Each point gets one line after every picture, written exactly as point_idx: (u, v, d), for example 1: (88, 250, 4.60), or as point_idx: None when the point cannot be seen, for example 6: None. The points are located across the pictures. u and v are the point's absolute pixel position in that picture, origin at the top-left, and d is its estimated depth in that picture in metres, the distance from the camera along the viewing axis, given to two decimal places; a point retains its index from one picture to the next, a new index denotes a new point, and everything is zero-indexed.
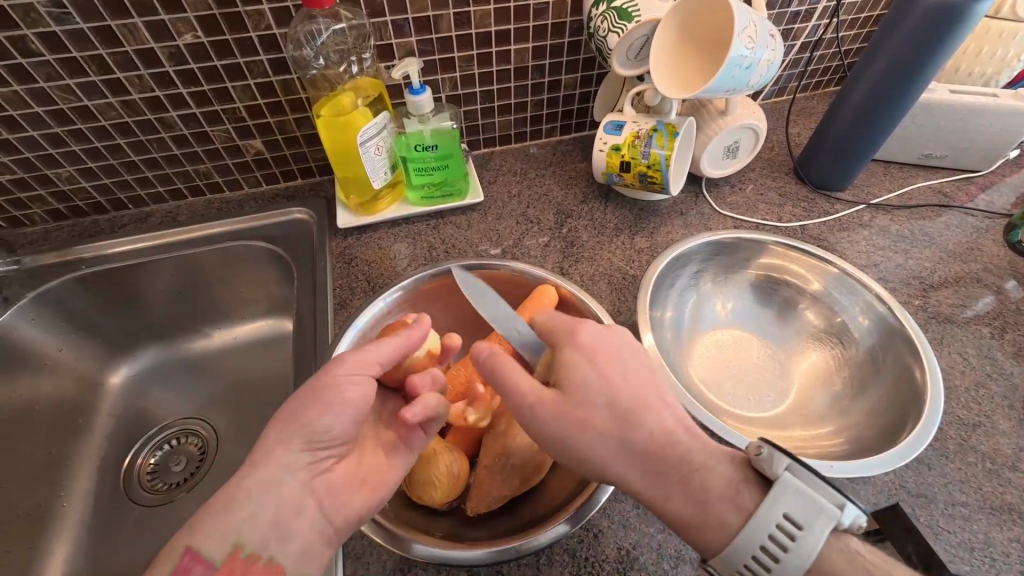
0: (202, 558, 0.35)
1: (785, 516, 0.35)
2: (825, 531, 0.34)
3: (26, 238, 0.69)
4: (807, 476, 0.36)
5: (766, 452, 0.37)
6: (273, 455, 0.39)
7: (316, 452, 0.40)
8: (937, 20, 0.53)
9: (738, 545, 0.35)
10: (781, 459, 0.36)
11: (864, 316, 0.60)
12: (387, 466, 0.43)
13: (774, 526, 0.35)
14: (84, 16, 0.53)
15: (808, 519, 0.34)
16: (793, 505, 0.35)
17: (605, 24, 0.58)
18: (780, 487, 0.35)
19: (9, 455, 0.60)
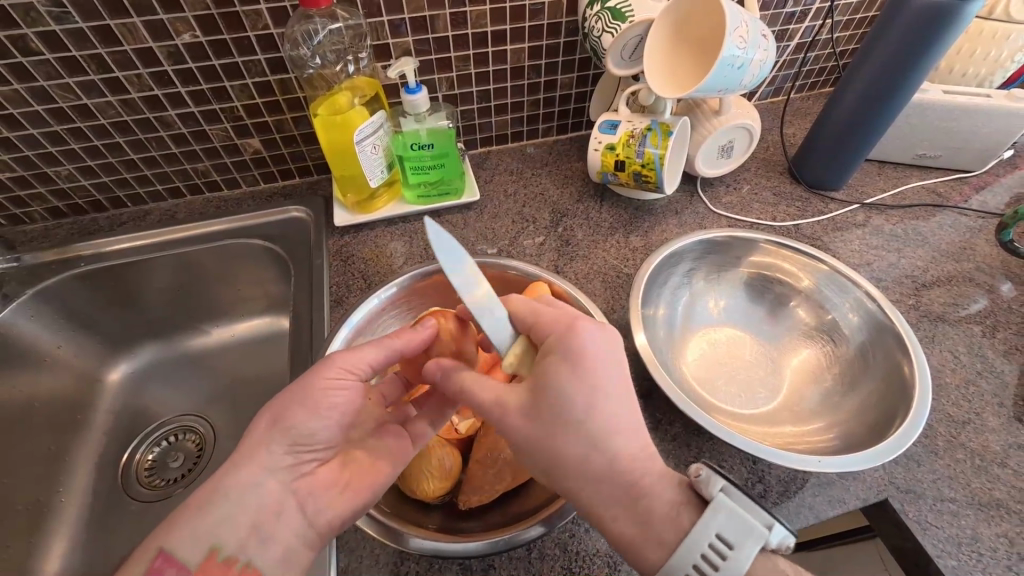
0: (176, 560, 0.35)
1: (717, 536, 0.35)
2: (755, 550, 0.35)
3: (27, 236, 0.70)
4: (741, 498, 0.36)
5: (704, 473, 0.38)
6: (257, 455, 0.40)
7: (299, 455, 0.41)
8: (929, 20, 0.54)
9: (672, 563, 0.36)
10: (717, 482, 0.37)
11: (855, 314, 0.60)
12: (375, 470, 0.44)
13: (707, 544, 0.35)
14: (84, 16, 0.53)
15: (738, 537, 0.35)
16: (726, 524, 0.35)
17: (600, 24, 0.59)
18: (714, 507, 0.36)
19: (8, 451, 0.60)
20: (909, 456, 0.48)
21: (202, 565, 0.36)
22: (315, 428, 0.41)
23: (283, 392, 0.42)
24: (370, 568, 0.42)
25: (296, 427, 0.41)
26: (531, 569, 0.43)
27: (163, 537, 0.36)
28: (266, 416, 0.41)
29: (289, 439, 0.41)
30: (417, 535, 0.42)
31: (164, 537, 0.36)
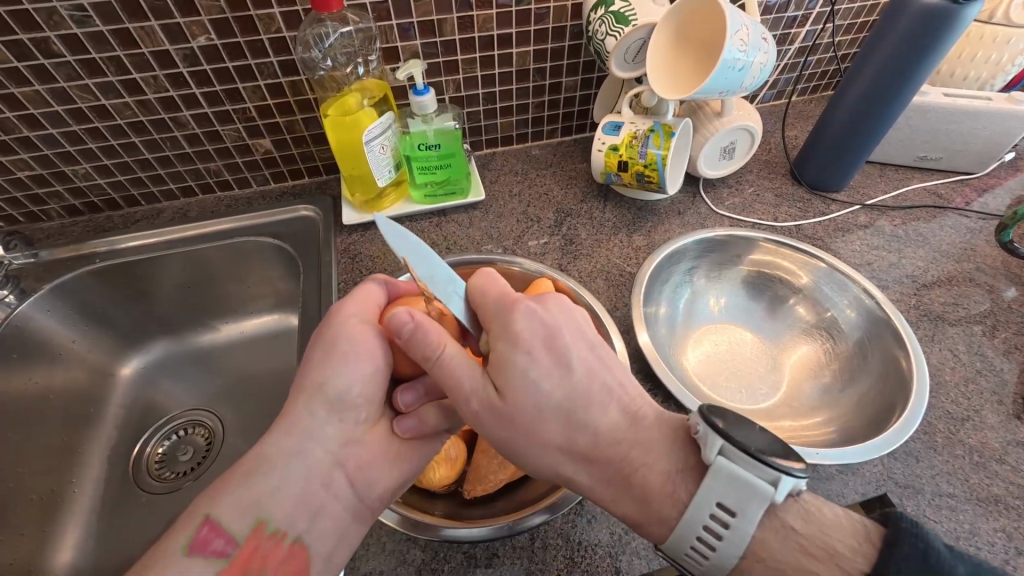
0: (222, 530, 0.38)
1: (717, 505, 0.35)
2: (759, 512, 0.34)
3: (44, 233, 0.72)
4: (741, 459, 0.34)
5: (702, 429, 0.36)
6: (299, 426, 0.41)
7: (341, 424, 0.42)
8: (928, 24, 0.54)
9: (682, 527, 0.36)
10: (715, 442, 0.35)
11: (852, 310, 0.61)
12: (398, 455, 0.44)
13: (710, 514, 0.35)
14: (104, 19, 0.55)
15: (740, 502, 0.34)
16: (725, 491, 0.34)
17: (603, 27, 0.60)
18: (712, 473, 0.35)
19: (25, 441, 0.62)
20: (907, 451, 0.49)
21: (249, 538, 0.38)
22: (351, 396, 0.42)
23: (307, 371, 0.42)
24: (377, 554, 0.44)
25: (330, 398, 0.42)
26: (534, 558, 0.43)
27: (210, 504, 0.39)
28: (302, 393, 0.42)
29: (326, 406, 0.42)
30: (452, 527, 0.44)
31: (210, 505, 0.39)
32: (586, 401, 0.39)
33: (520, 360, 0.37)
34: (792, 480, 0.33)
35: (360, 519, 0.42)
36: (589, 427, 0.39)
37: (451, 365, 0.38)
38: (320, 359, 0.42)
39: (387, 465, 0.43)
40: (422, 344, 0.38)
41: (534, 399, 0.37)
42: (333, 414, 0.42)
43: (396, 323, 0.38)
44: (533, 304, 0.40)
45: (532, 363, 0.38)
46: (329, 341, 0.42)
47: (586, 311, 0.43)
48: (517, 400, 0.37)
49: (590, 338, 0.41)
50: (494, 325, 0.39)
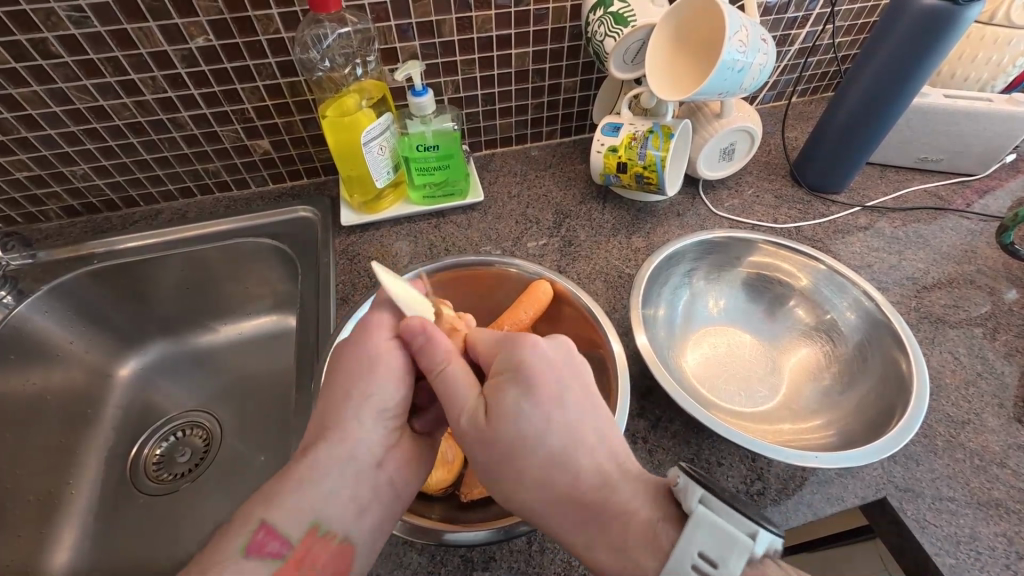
0: (279, 534, 0.38)
1: (699, 555, 0.33)
2: (741, 566, 0.32)
3: (42, 234, 0.72)
4: (721, 508, 0.33)
5: (682, 480, 0.36)
6: (347, 433, 0.41)
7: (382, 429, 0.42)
8: (929, 24, 0.54)
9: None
10: (696, 491, 0.35)
11: (851, 312, 0.61)
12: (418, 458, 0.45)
13: (692, 563, 0.33)
14: (102, 19, 0.55)
15: (721, 554, 0.32)
16: (707, 541, 0.33)
17: (602, 28, 0.60)
18: (692, 521, 0.34)
19: (23, 443, 0.62)
20: (907, 455, 0.49)
21: (303, 540, 0.38)
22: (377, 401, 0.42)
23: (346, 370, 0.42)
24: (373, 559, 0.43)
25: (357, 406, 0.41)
26: (531, 561, 0.43)
27: (264, 508, 0.39)
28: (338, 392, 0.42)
29: (372, 414, 0.42)
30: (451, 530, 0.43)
31: (266, 509, 0.39)
32: (574, 443, 0.38)
33: (513, 394, 0.38)
34: (769, 534, 0.33)
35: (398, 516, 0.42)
36: (569, 467, 0.38)
37: (450, 382, 0.40)
38: (362, 371, 0.42)
39: (424, 463, 0.44)
40: (432, 354, 0.41)
41: (518, 436, 0.37)
42: (380, 422, 0.42)
43: (409, 331, 0.42)
44: (543, 343, 0.40)
45: (528, 399, 0.38)
46: (370, 357, 0.42)
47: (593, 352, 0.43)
48: (504, 437, 0.38)
49: (589, 387, 0.40)
50: (499, 363, 0.40)
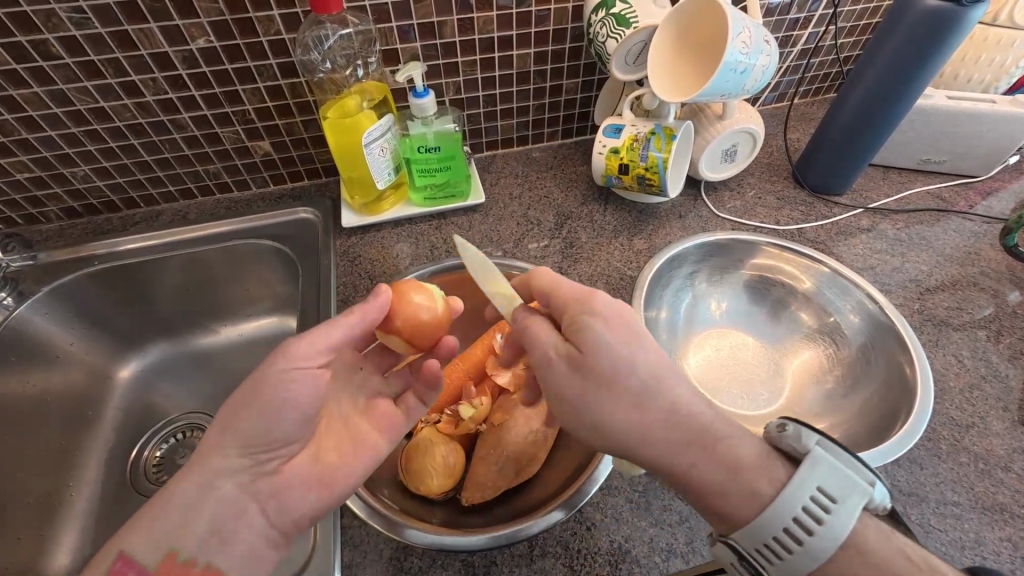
0: (133, 562, 0.35)
1: (818, 491, 0.34)
2: (858, 507, 0.33)
3: (42, 235, 0.71)
4: (838, 453, 0.35)
5: (791, 425, 0.36)
6: (209, 462, 0.39)
7: (255, 457, 0.40)
8: (933, 26, 0.54)
9: (768, 516, 0.34)
10: (812, 435, 0.36)
11: (855, 315, 0.61)
12: (343, 475, 0.44)
13: (808, 500, 0.34)
14: (102, 21, 0.55)
15: (842, 493, 0.33)
16: (826, 479, 0.34)
17: (604, 29, 0.59)
18: (815, 460, 0.34)
19: (22, 446, 0.62)
20: (911, 459, 0.48)
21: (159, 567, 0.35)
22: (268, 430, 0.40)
23: (236, 392, 0.41)
24: (374, 563, 0.43)
25: (243, 432, 0.40)
26: (533, 566, 0.43)
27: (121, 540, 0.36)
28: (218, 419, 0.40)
29: (241, 441, 0.40)
30: (417, 528, 0.44)
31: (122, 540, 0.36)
32: (655, 384, 0.37)
33: (599, 331, 0.37)
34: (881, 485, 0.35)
35: (275, 544, 0.41)
36: (662, 401, 0.37)
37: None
38: (246, 397, 0.40)
39: (311, 490, 0.42)
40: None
41: (602, 365, 0.36)
42: (247, 450, 0.40)
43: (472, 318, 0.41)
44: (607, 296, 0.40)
45: (608, 335, 0.37)
46: (254, 382, 0.40)
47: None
48: (592, 365, 0.37)
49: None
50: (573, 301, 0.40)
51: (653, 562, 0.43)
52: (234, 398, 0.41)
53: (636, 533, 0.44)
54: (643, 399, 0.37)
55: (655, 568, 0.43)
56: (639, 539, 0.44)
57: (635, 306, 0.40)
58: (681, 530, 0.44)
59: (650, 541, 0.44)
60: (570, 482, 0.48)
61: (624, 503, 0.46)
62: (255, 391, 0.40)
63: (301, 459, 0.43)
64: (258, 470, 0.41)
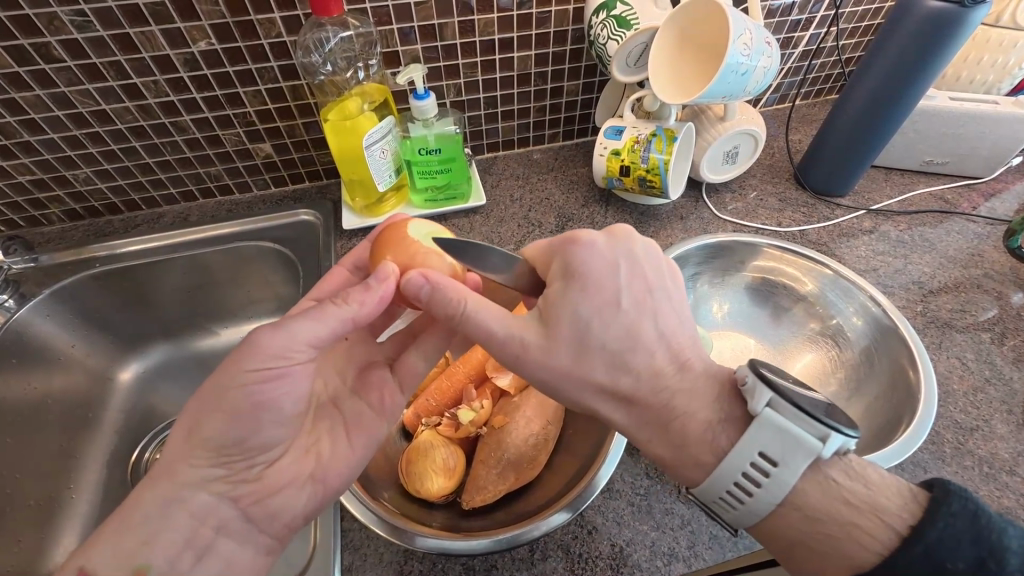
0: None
1: (759, 455, 0.34)
2: (803, 465, 0.33)
3: (44, 237, 0.72)
4: (791, 411, 0.33)
5: (751, 381, 0.36)
6: (178, 472, 0.38)
7: (228, 467, 0.39)
8: (935, 26, 0.54)
9: (713, 481, 0.36)
10: (764, 394, 0.35)
11: (858, 317, 0.60)
12: (345, 458, 0.45)
13: (748, 465, 0.34)
14: (105, 25, 0.55)
15: (783, 454, 0.33)
16: (769, 441, 0.34)
17: (604, 31, 0.59)
18: (757, 423, 0.34)
19: (23, 448, 0.62)
20: (915, 462, 0.48)
21: None
22: (238, 436, 0.39)
23: (197, 397, 0.39)
24: (374, 566, 0.43)
25: (210, 438, 0.38)
26: (534, 570, 0.43)
27: (81, 555, 0.34)
28: (179, 428, 0.38)
29: (212, 450, 0.38)
30: (423, 534, 0.43)
31: (80, 557, 0.34)
32: (631, 347, 0.38)
33: (576, 296, 0.37)
34: (842, 437, 0.33)
35: (269, 551, 0.42)
36: (638, 366, 0.38)
37: (475, 314, 0.38)
38: (213, 404, 0.38)
39: (304, 487, 0.43)
40: (444, 302, 0.38)
41: (576, 336, 0.37)
42: (220, 460, 0.39)
43: (413, 287, 0.39)
44: (594, 237, 0.40)
45: (583, 300, 0.37)
46: (217, 387, 0.38)
47: (651, 243, 0.42)
48: (563, 338, 0.37)
49: (648, 277, 0.40)
50: (553, 266, 0.40)
51: (654, 566, 0.43)
52: (194, 405, 0.39)
53: (638, 537, 0.44)
54: (610, 366, 0.38)
55: (657, 572, 0.42)
56: (641, 542, 0.44)
57: (613, 255, 0.39)
58: (682, 534, 0.44)
59: (652, 545, 0.44)
60: (571, 485, 0.47)
61: (625, 506, 0.46)
62: (219, 399, 0.38)
63: (287, 457, 0.42)
64: (229, 476, 0.40)
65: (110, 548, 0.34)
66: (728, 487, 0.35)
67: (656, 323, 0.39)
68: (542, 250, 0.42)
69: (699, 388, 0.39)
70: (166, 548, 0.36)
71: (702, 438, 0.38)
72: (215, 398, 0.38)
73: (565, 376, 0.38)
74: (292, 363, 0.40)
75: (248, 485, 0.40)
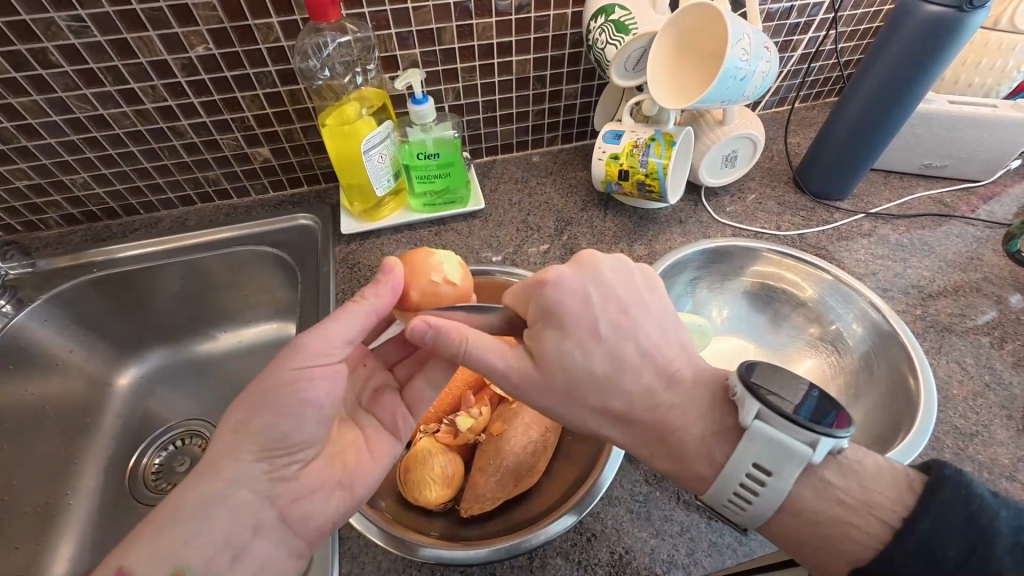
0: None
1: (754, 466, 0.35)
2: (796, 473, 0.34)
3: (42, 242, 0.71)
4: (778, 422, 0.35)
5: (739, 392, 0.37)
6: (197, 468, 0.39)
7: (272, 462, 0.40)
8: (936, 30, 0.54)
9: (715, 494, 0.37)
10: (753, 407, 0.36)
11: (858, 324, 0.60)
12: (371, 463, 0.45)
13: (745, 475, 0.36)
14: (102, 29, 0.55)
15: (775, 464, 0.35)
16: (761, 453, 0.35)
17: (603, 36, 0.59)
18: (749, 435, 0.35)
19: (18, 453, 0.61)
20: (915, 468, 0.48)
21: None
22: (280, 429, 0.39)
23: (246, 394, 0.40)
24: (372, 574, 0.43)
25: (258, 432, 0.39)
26: None
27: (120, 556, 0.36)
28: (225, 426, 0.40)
29: (255, 444, 0.39)
30: (424, 544, 0.44)
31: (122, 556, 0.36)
32: (621, 368, 0.39)
33: (555, 331, 0.38)
34: (833, 441, 0.34)
35: (298, 555, 0.41)
36: (643, 370, 0.39)
37: (481, 352, 0.38)
38: (260, 400, 0.39)
39: (333, 494, 0.42)
40: (447, 346, 0.37)
41: (567, 366, 0.38)
42: (265, 455, 0.39)
43: (415, 331, 0.37)
44: (561, 270, 0.39)
45: (563, 335, 0.38)
46: (262, 386, 0.40)
47: (615, 259, 0.42)
48: (552, 372, 0.38)
49: (620, 297, 0.40)
50: (523, 300, 0.39)
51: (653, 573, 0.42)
52: (239, 403, 0.40)
53: (638, 544, 0.44)
54: (601, 394, 0.39)
55: None
56: (641, 550, 0.44)
57: (585, 280, 0.39)
58: (681, 541, 0.44)
59: (652, 553, 0.44)
60: (572, 490, 0.48)
61: (624, 513, 0.46)
62: (264, 395, 0.39)
63: (321, 459, 0.43)
64: (274, 474, 0.40)
65: (150, 552, 0.36)
66: (730, 496, 0.37)
67: (639, 343, 0.39)
68: (516, 290, 0.40)
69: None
70: (203, 550, 0.37)
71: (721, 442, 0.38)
72: (259, 393, 0.40)
73: (593, 384, 0.38)
74: (331, 362, 0.42)
75: (287, 484, 0.40)
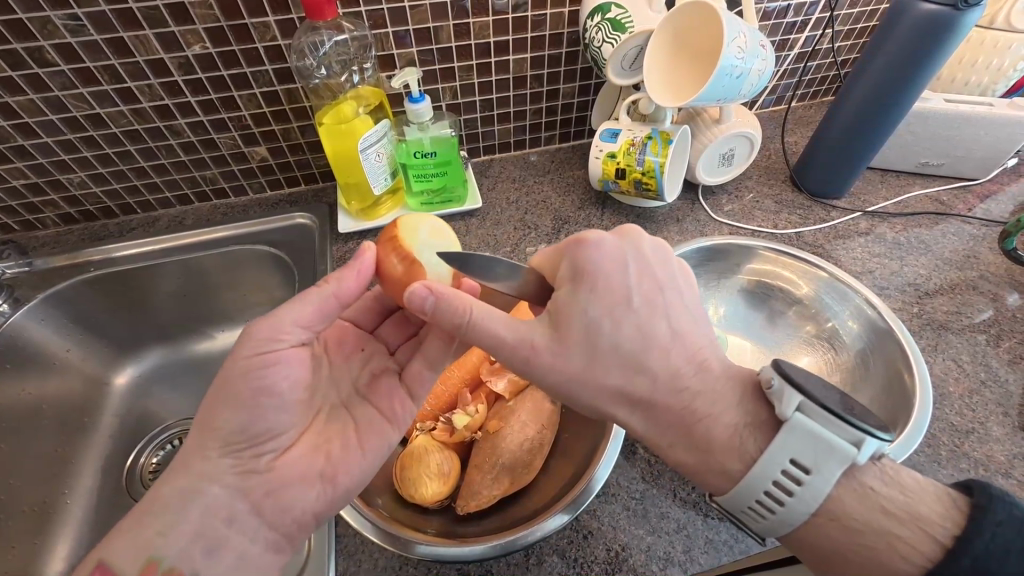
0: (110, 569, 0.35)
1: (791, 461, 0.34)
2: (838, 471, 0.33)
3: (39, 241, 0.71)
4: (823, 417, 0.33)
5: (777, 384, 0.36)
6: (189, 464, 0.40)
7: (240, 455, 0.40)
8: (931, 28, 0.54)
9: (741, 490, 0.36)
10: (793, 398, 0.35)
11: (854, 321, 0.60)
12: (354, 453, 0.44)
13: (780, 472, 0.34)
14: (99, 28, 0.55)
15: (816, 460, 0.33)
16: (800, 447, 0.34)
17: (600, 34, 0.59)
18: (788, 428, 0.34)
19: (15, 452, 0.61)
20: (913, 465, 0.48)
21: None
22: (236, 420, 0.40)
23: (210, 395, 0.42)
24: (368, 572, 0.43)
25: (220, 428, 0.40)
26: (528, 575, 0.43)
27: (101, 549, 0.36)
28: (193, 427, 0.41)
29: (221, 440, 0.40)
30: (422, 542, 0.44)
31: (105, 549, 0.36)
32: (646, 345, 0.38)
33: (585, 294, 0.38)
34: (876, 442, 0.33)
35: (278, 548, 0.41)
36: (646, 371, 0.38)
37: (483, 322, 0.39)
38: (220, 399, 0.41)
39: (311, 486, 0.42)
40: (449, 313, 0.39)
41: (587, 335, 0.38)
42: (229, 450, 0.40)
43: (416, 298, 0.39)
44: (603, 236, 0.40)
45: (593, 301, 0.38)
46: (222, 382, 0.41)
47: (658, 241, 0.43)
48: (575, 340, 0.38)
49: (657, 277, 0.41)
50: (562, 262, 0.40)
51: (650, 570, 0.42)
52: (207, 403, 0.41)
53: (635, 541, 0.44)
54: (587, 387, 0.39)
55: None
56: (637, 547, 0.44)
57: (622, 254, 0.40)
58: (678, 538, 0.44)
59: (648, 550, 0.44)
60: (568, 487, 0.48)
61: (621, 510, 0.46)
62: (227, 392, 0.41)
63: (295, 451, 0.43)
64: (245, 467, 0.40)
65: (128, 543, 0.36)
66: (759, 496, 0.35)
67: (669, 322, 0.40)
68: (550, 256, 0.42)
69: (719, 391, 0.39)
70: (179, 541, 0.37)
71: (721, 440, 0.37)
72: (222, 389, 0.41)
73: (575, 378, 0.39)
74: (284, 346, 0.43)
75: (259, 479, 0.41)
